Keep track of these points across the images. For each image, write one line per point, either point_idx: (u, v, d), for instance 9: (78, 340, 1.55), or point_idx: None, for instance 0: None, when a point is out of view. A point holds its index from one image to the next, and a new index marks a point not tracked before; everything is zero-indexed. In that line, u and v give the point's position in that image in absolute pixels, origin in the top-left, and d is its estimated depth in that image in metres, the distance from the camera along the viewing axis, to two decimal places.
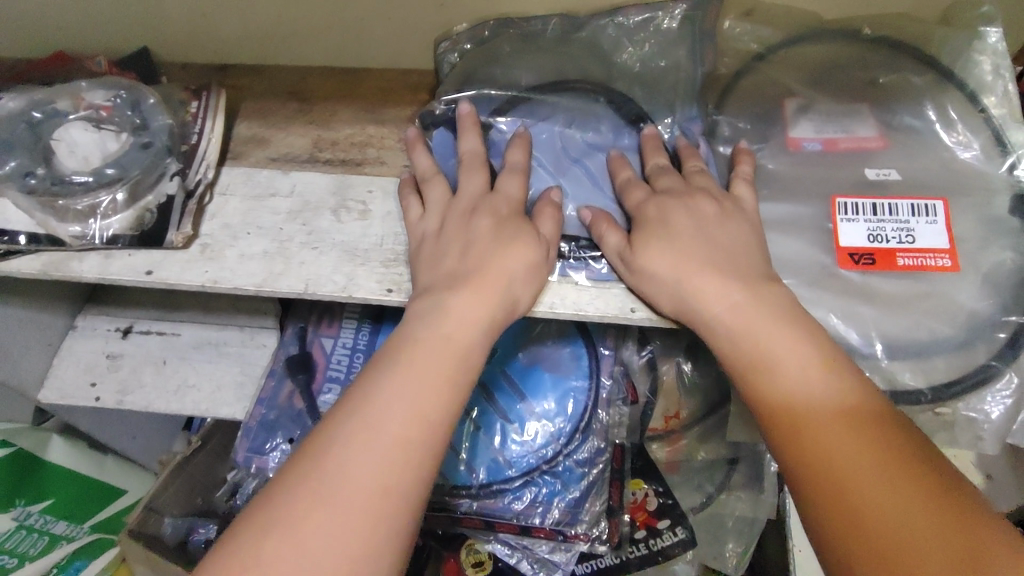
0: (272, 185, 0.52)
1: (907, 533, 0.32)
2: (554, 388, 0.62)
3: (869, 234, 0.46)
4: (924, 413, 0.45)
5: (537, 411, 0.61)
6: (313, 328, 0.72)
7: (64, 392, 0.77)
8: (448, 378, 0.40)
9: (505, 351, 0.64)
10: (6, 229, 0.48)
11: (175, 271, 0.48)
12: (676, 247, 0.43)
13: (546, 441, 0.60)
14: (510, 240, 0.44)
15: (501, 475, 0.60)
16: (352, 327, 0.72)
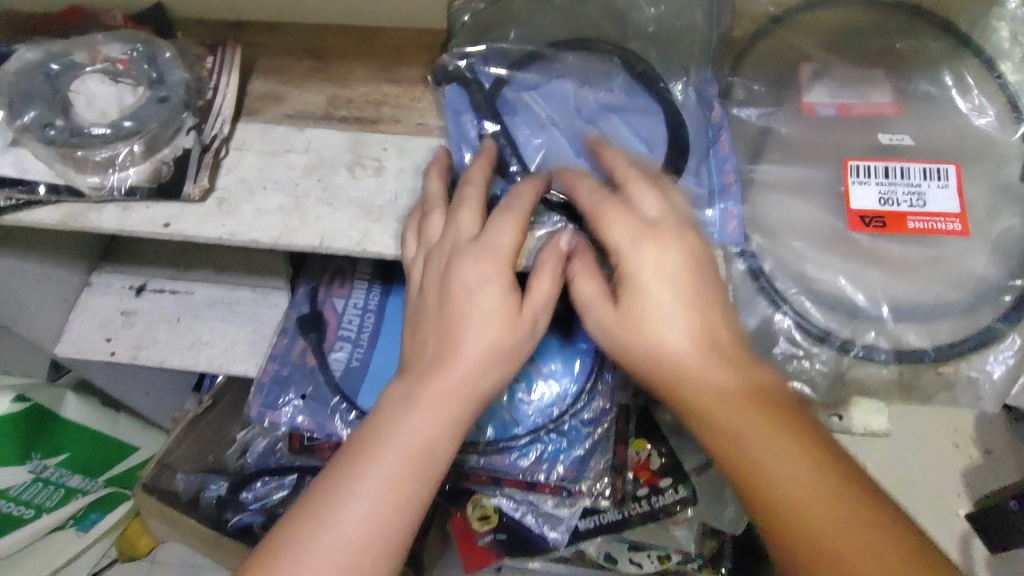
0: (288, 142, 0.52)
1: None
2: (562, 348, 0.63)
3: (880, 197, 0.46)
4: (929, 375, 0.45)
5: (544, 371, 0.62)
6: (324, 287, 0.73)
7: (79, 346, 0.79)
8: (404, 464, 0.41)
9: None
10: (25, 179, 0.48)
11: (193, 224, 0.48)
12: (650, 313, 0.42)
13: (552, 403, 0.61)
14: (482, 319, 0.43)
15: (507, 432, 0.61)
16: (363, 287, 0.73)
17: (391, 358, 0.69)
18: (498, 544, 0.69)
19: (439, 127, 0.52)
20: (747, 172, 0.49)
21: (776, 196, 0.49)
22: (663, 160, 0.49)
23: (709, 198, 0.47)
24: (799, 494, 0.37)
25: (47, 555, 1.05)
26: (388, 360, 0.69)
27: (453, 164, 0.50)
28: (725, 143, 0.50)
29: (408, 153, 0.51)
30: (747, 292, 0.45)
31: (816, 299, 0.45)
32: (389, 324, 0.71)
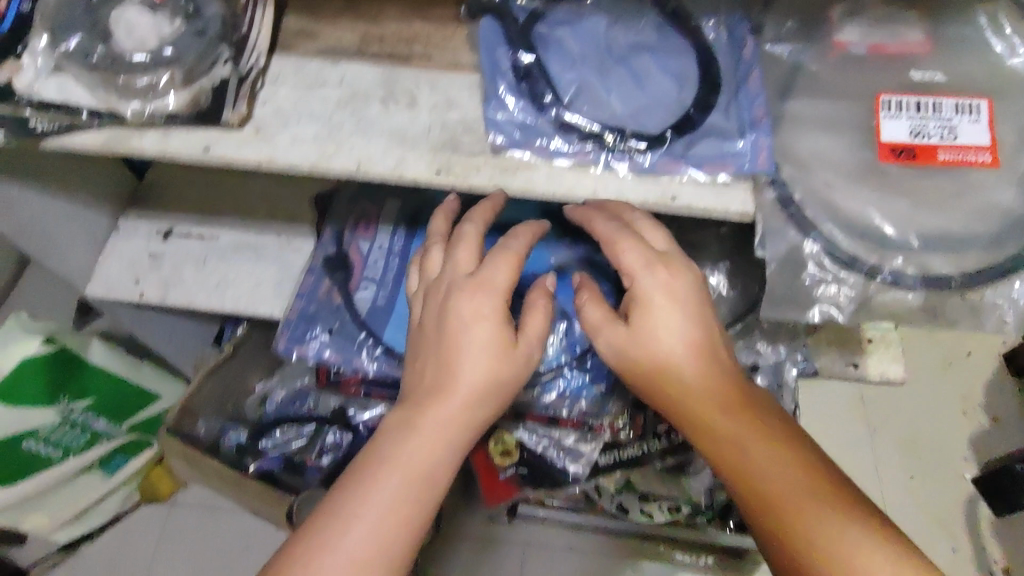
0: (322, 75, 0.53)
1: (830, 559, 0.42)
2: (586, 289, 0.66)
3: (911, 130, 0.47)
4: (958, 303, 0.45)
5: (570, 311, 0.65)
6: (350, 230, 0.75)
7: (110, 285, 0.81)
8: (409, 485, 0.45)
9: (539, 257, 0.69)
10: (68, 104, 0.49)
11: (231, 150, 0.49)
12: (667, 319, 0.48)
13: (576, 339, 0.64)
14: (478, 352, 0.48)
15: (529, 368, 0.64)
16: (388, 232, 0.74)
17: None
18: (520, 477, 0.71)
19: (472, 63, 0.53)
20: (777, 105, 0.49)
21: (804, 129, 0.48)
22: (692, 97, 0.50)
23: (739, 131, 0.48)
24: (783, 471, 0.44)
25: (71, 494, 1.08)
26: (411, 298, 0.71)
27: (486, 95, 0.50)
28: (756, 81, 0.49)
29: (440, 88, 0.52)
30: (775, 220, 0.45)
31: (843, 228, 0.46)
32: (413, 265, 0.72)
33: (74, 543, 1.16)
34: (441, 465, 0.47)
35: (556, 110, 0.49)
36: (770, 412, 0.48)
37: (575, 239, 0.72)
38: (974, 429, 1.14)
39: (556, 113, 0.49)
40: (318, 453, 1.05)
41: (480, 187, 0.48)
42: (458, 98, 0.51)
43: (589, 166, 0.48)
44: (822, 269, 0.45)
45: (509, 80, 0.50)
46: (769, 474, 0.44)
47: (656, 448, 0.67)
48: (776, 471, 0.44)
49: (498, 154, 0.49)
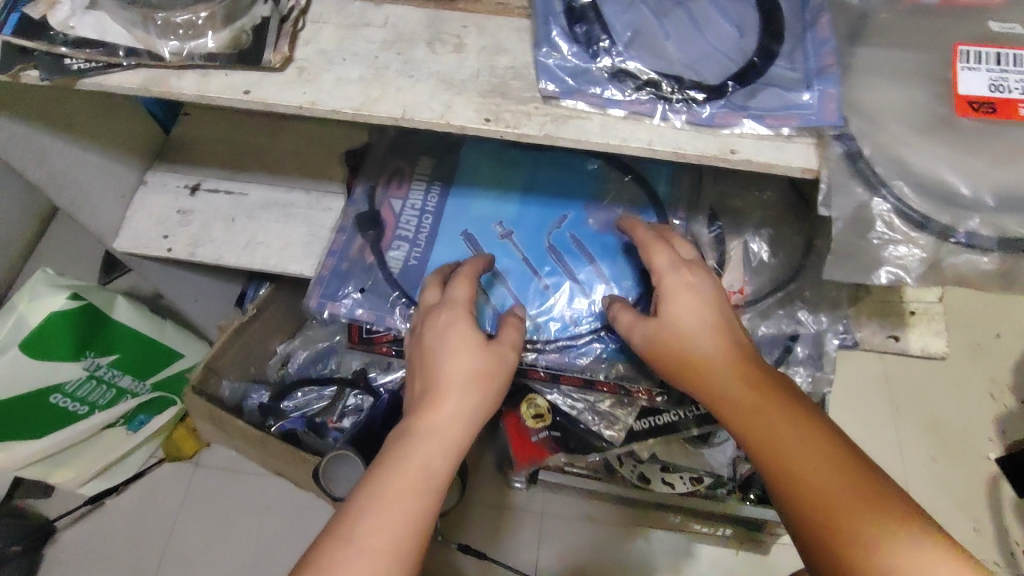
0: (366, 16, 0.51)
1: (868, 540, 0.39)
2: (621, 252, 0.67)
3: (990, 84, 0.45)
4: None
5: (605, 274, 0.67)
6: (382, 187, 0.73)
7: (138, 242, 0.80)
8: (414, 485, 0.46)
9: (577, 219, 0.69)
10: (105, 42, 0.47)
11: (273, 91, 0.48)
12: (690, 313, 0.52)
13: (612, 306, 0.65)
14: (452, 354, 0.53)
15: (566, 331, 0.65)
16: (421, 189, 0.73)
17: (449, 258, 0.69)
18: (553, 440, 0.71)
19: (521, 6, 0.50)
20: (847, 52, 0.46)
21: (874, 79, 0.45)
22: (755, 43, 0.47)
23: (805, 81, 0.45)
24: (813, 454, 0.43)
25: (96, 450, 1.09)
26: (447, 255, 0.69)
27: (538, 38, 0.48)
28: (826, 26, 0.47)
29: (488, 31, 0.50)
30: (842, 175, 0.43)
31: (916, 186, 0.44)
32: (448, 222, 0.71)
33: (100, 497, 1.18)
34: (440, 456, 0.48)
35: (608, 56, 0.47)
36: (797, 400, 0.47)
37: (616, 199, 0.70)
38: (1000, 411, 1.12)
39: (609, 61, 0.47)
40: (340, 417, 1.08)
41: (530, 135, 0.46)
42: (507, 42, 0.49)
43: (645, 117, 0.46)
44: (892, 228, 0.44)
45: (562, 24, 0.48)
46: (797, 453, 0.43)
47: (690, 415, 0.68)
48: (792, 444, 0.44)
49: (550, 102, 0.47)
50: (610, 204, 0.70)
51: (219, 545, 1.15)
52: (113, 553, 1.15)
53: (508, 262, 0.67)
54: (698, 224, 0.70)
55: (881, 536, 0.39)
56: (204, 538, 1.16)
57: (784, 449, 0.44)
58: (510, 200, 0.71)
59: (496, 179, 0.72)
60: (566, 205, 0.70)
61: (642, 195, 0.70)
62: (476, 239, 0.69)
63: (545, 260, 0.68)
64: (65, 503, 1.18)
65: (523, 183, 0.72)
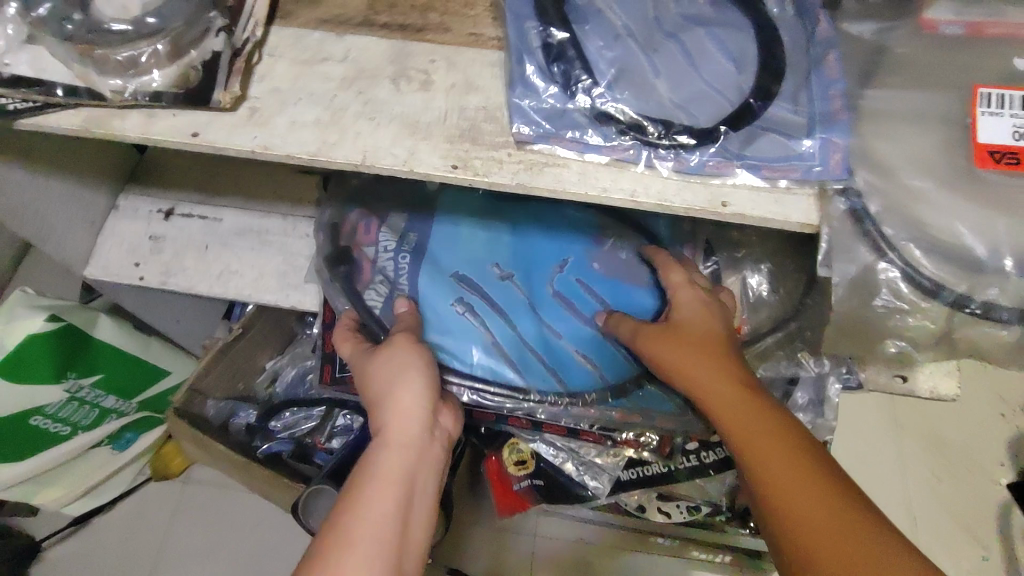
0: (324, 50, 0.47)
1: (863, 550, 0.37)
2: (626, 295, 0.65)
3: (1014, 131, 0.39)
4: None
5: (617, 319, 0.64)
6: (343, 229, 0.69)
7: (109, 269, 0.78)
8: (393, 486, 0.47)
9: (578, 261, 0.67)
10: (42, 80, 0.44)
11: (223, 134, 0.44)
12: (691, 333, 0.53)
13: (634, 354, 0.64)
14: (399, 370, 0.54)
15: (589, 382, 0.64)
16: (394, 228, 0.69)
17: (439, 299, 0.64)
18: (535, 489, 0.72)
19: (495, 38, 0.47)
20: (852, 94, 0.42)
21: (882, 128, 0.41)
22: (752, 81, 0.43)
23: (809, 127, 0.41)
24: (802, 470, 0.42)
25: (78, 472, 1.06)
26: (438, 297, 0.64)
27: (512, 78, 0.43)
28: (834, 64, 0.42)
29: (458, 67, 0.46)
30: (846, 235, 0.39)
31: (932, 253, 0.40)
32: (432, 262, 0.66)
33: (86, 517, 1.16)
34: (403, 462, 0.48)
35: (589, 96, 0.43)
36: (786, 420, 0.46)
37: (617, 242, 0.68)
38: (1012, 432, 1.06)
39: (589, 101, 0.43)
40: (329, 437, 1.04)
41: (501, 184, 0.42)
42: (479, 80, 0.45)
43: (629, 165, 0.42)
44: (902, 296, 0.41)
45: (539, 60, 0.44)
46: (786, 465, 0.42)
47: (681, 468, 0.69)
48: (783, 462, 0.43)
49: (523, 147, 0.42)
50: (607, 245, 0.68)
51: (202, 568, 1.12)
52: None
53: (513, 309, 0.65)
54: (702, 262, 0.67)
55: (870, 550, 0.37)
56: (188, 559, 1.13)
57: (774, 472, 0.42)
58: (505, 241, 0.67)
59: (480, 218, 0.69)
60: (566, 248, 0.67)
61: (634, 237, 0.68)
62: (471, 283, 0.66)
63: (554, 307, 0.65)
64: (47, 524, 1.15)
65: (514, 221, 0.68)
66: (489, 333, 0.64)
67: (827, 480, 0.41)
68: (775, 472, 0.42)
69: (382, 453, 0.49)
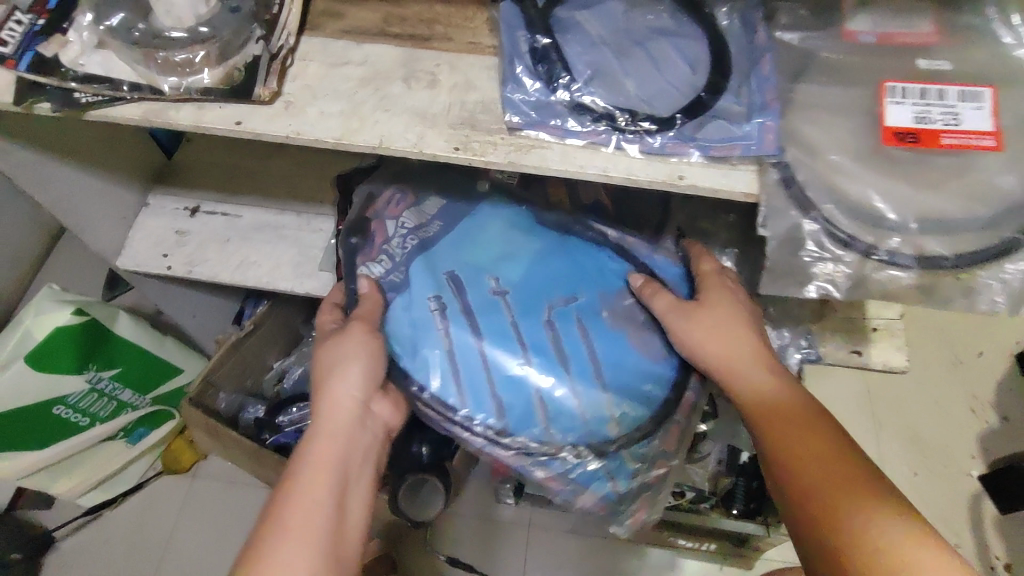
0: (346, 55, 0.56)
1: (862, 503, 0.48)
2: (613, 342, 0.66)
3: (915, 115, 0.48)
4: (945, 279, 0.47)
5: (597, 359, 0.65)
6: (375, 203, 0.76)
7: (138, 261, 0.85)
8: (321, 472, 0.58)
9: (589, 301, 0.67)
10: (111, 78, 0.52)
11: (262, 123, 0.52)
12: (721, 313, 0.63)
13: (596, 422, 0.64)
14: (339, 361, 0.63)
15: (528, 424, 0.64)
16: (414, 212, 0.74)
17: (426, 290, 0.67)
18: None
19: (491, 46, 0.55)
20: (783, 90, 0.50)
21: (808, 116, 0.49)
22: (704, 80, 0.51)
23: (747, 114, 0.49)
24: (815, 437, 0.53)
25: (95, 461, 1.13)
26: (420, 290, 0.67)
27: (505, 76, 0.52)
28: (768, 64, 0.51)
29: (459, 70, 0.54)
30: (779, 199, 0.47)
31: (843, 209, 0.47)
32: (433, 258, 0.69)
33: (99, 508, 1.21)
34: (332, 450, 0.59)
35: (568, 91, 0.52)
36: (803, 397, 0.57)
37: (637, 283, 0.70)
38: (982, 426, 1.21)
39: (569, 95, 0.52)
40: None
41: (496, 163, 0.50)
42: (476, 80, 0.54)
43: (601, 146, 0.50)
44: (826, 248, 0.47)
45: (527, 62, 0.52)
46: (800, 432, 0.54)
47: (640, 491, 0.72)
48: (801, 450, 0.53)
49: (514, 133, 0.51)
50: (622, 298, 0.69)
51: (211, 556, 1.18)
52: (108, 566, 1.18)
53: (494, 325, 0.65)
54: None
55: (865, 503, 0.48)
56: (196, 550, 1.18)
57: (793, 439, 0.54)
58: (527, 260, 0.69)
59: (506, 217, 0.72)
60: (581, 287, 0.68)
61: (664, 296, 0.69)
62: (464, 288, 0.67)
63: (539, 334, 0.65)
64: (65, 513, 1.21)
65: (545, 241, 0.71)
66: (448, 340, 0.65)
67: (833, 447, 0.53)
68: (792, 441, 0.54)
69: (315, 442, 0.59)
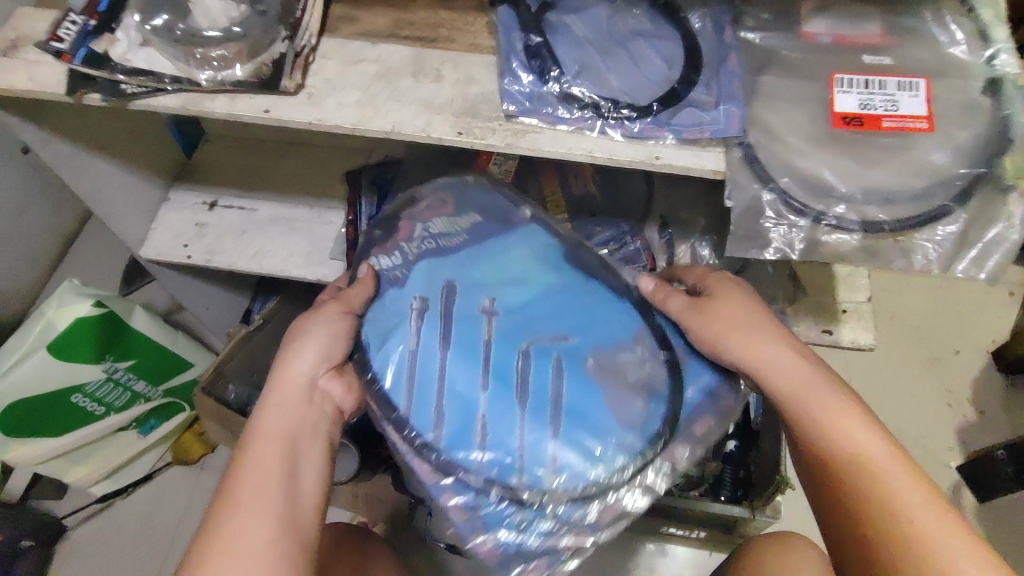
0: (361, 53, 0.62)
1: (937, 521, 0.50)
2: (586, 387, 0.62)
3: (860, 102, 0.55)
4: (885, 241, 0.53)
5: (562, 398, 0.61)
6: (414, 206, 0.75)
7: (160, 250, 0.92)
8: (275, 443, 0.56)
9: (582, 343, 0.64)
10: (154, 72, 0.59)
11: (287, 111, 0.59)
12: (741, 308, 0.61)
13: (531, 468, 0.59)
14: (307, 334, 0.62)
15: (461, 447, 0.60)
16: (447, 219, 0.73)
17: (419, 288, 0.67)
18: None
19: (490, 46, 0.62)
20: (747, 82, 0.57)
21: (768, 104, 0.56)
22: (679, 74, 0.58)
23: (716, 102, 0.56)
24: (875, 450, 0.53)
25: (110, 449, 1.18)
26: (411, 286, 0.67)
27: (502, 70, 0.59)
28: (733, 60, 0.58)
29: (461, 66, 0.61)
30: (742, 174, 0.54)
31: (798, 182, 0.54)
32: (441, 264, 0.68)
33: (111, 496, 1.26)
34: (281, 425, 0.57)
35: (558, 83, 0.58)
36: (846, 397, 0.56)
37: (642, 337, 0.65)
38: (960, 419, 1.27)
39: (559, 86, 0.58)
40: None
41: (494, 145, 0.57)
42: (477, 74, 0.60)
43: (587, 131, 0.57)
44: (781, 215, 0.54)
45: (522, 58, 0.59)
46: (859, 445, 0.54)
47: None
48: (871, 467, 0.53)
49: (511, 120, 0.58)
50: (617, 354, 0.64)
51: None
52: (119, 552, 1.22)
53: (469, 335, 0.64)
54: (680, 442, 0.62)
55: (936, 522, 0.50)
56: None
57: (860, 451, 0.53)
58: (534, 284, 0.68)
59: (531, 236, 0.72)
60: (575, 330, 0.65)
61: (673, 369, 0.64)
62: (457, 296, 0.66)
63: (507, 359, 0.63)
64: (79, 500, 1.26)
65: (565, 274, 0.69)
66: (412, 339, 0.64)
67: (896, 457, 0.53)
68: (858, 453, 0.53)
69: (269, 413, 0.58)
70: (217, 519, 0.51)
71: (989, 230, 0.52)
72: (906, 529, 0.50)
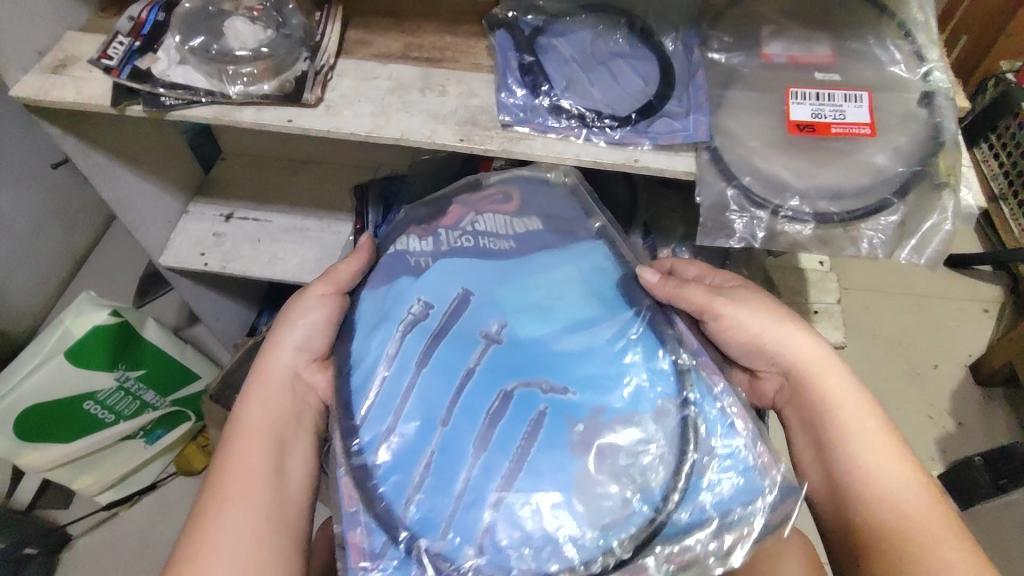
0: (375, 72, 0.70)
1: (946, 543, 0.55)
2: (561, 450, 0.56)
3: (812, 112, 0.63)
4: (835, 231, 0.61)
5: (527, 459, 0.56)
6: (474, 193, 0.76)
7: (179, 257, 0.98)
8: (259, 437, 0.61)
9: (579, 403, 0.59)
10: (190, 86, 0.66)
11: (309, 121, 0.66)
12: (786, 321, 0.66)
13: (461, 527, 0.54)
14: (297, 321, 0.67)
15: (399, 484, 0.56)
16: (490, 216, 0.72)
17: (434, 288, 0.65)
18: None
19: (489, 66, 0.70)
20: (714, 95, 0.65)
21: (732, 114, 0.64)
22: (655, 89, 0.66)
23: (687, 112, 0.64)
24: (903, 472, 0.59)
25: (119, 456, 1.21)
26: (421, 284, 0.65)
27: (500, 86, 0.67)
28: (701, 77, 0.66)
29: (464, 82, 0.69)
30: (709, 173, 0.62)
31: (760, 180, 0.62)
32: (460, 267, 0.67)
33: (116, 505, 1.29)
34: (263, 418, 0.62)
35: (548, 97, 0.66)
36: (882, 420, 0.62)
37: (656, 412, 0.59)
38: (941, 432, 1.31)
39: (549, 100, 0.66)
40: None
41: (492, 150, 0.64)
42: (477, 89, 0.68)
43: (574, 138, 0.65)
44: (745, 208, 0.61)
45: (516, 75, 0.67)
46: (889, 464, 0.59)
47: None
48: (898, 486, 0.58)
49: (506, 129, 0.65)
50: (615, 429, 0.58)
51: None
52: (122, 558, 1.25)
53: (456, 358, 0.61)
54: (649, 550, 0.54)
55: (946, 546, 0.55)
56: None
57: (889, 468, 0.59)
58: (558, 320, 0.64)
59: (583, 254, 0.70)
60: (575, 382, 0.60)
61: (681, 474, 0.56)
62: (463, 316, 0.64)
63: (484, 399, 0.59)
64: (85, 508, 1.29)
65: (598, 319, 0.64)
66: (395, 341, 0.62)
67: (920, 484, 0.58)
68: (889, 470, 0.59)
69: (255, 404, 0.63)
70: (204, 513, 0.56)
71: (925, 221, 0.60)
72: (917, 543, 0.55)
